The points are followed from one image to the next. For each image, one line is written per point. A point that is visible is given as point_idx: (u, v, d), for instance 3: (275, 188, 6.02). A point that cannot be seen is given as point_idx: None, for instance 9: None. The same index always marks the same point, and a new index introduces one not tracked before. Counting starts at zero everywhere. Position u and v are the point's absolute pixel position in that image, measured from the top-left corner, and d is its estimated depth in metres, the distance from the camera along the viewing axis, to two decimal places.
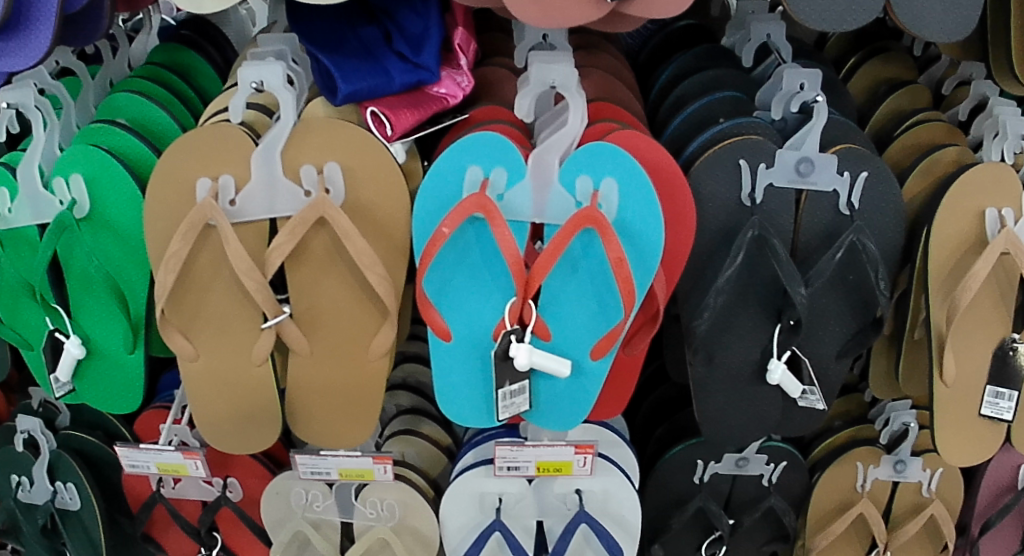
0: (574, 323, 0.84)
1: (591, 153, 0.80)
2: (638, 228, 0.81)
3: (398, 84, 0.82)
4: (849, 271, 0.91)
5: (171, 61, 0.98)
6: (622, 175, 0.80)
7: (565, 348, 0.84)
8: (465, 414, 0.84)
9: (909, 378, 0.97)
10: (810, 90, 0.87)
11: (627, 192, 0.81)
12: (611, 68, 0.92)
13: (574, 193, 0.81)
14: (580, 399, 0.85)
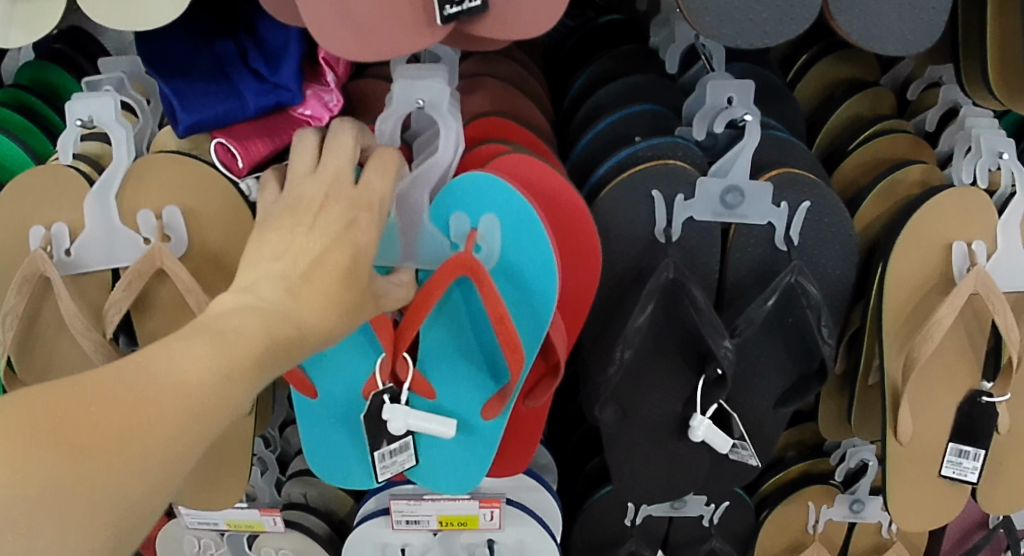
0: (458, 380, 0.75)
1: (467, 186, 0.68)
2: (528, 273, 0.70)
3: (252, 109, 0.71)
4: (785, 313, 0.78)
5: (36, 80, 0.88)
6: (505, 211, 0.68)
7: (450, 404, 0.75)
8: (341, 475, 0.77)
9: (863, 424, 0.86)
10: (738, 105, 0.75)
11: (512, 232, 0.69)
12: (514, 77, 0.81)
13: (449, 233, 0.70)
14: (470, 459, 0.76)
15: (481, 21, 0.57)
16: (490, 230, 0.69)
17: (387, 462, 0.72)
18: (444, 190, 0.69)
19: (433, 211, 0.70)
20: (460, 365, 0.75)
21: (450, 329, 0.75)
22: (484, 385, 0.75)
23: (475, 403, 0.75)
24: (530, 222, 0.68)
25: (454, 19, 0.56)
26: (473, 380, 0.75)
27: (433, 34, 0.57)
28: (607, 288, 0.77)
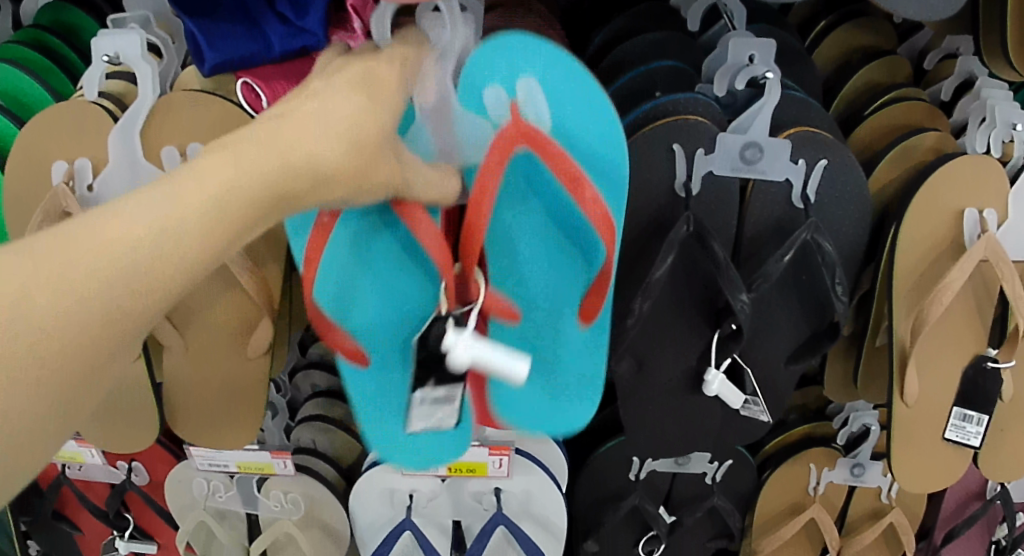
0: (536, 279, 0.69)
1: (501, 51, 0.62)
2: (590, 139, 0.64)
3: (277, 52, 0.71)
4: (800, 269, 0.81)
5: (56, 22, 0.88)
6: (546, 74, 0.63)
7: (533, 316, 0.70)
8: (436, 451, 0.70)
9: (868, 386, 0.88)
10: (759, 64, 0.75)
11: (560, 97, 0.63)
12: (534, 28, 0.81)
13: (488, 114, 0.62)
14: (578, 386, 0.70)
15: None
16: (534, 98, 0.63)
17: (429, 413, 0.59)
18: (467, 69, 0.61)
19: (465, 100, 0.62)
20: (529, 274, 0.69)
21: (523, 231, 0.68)
22: (570, 287, 0.69)
23: (568, 312, 0.69)
24: (581, 83, 0.64)
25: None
26: (558, 273, 0.69)
27: None
28: (625, 240, 0.78)
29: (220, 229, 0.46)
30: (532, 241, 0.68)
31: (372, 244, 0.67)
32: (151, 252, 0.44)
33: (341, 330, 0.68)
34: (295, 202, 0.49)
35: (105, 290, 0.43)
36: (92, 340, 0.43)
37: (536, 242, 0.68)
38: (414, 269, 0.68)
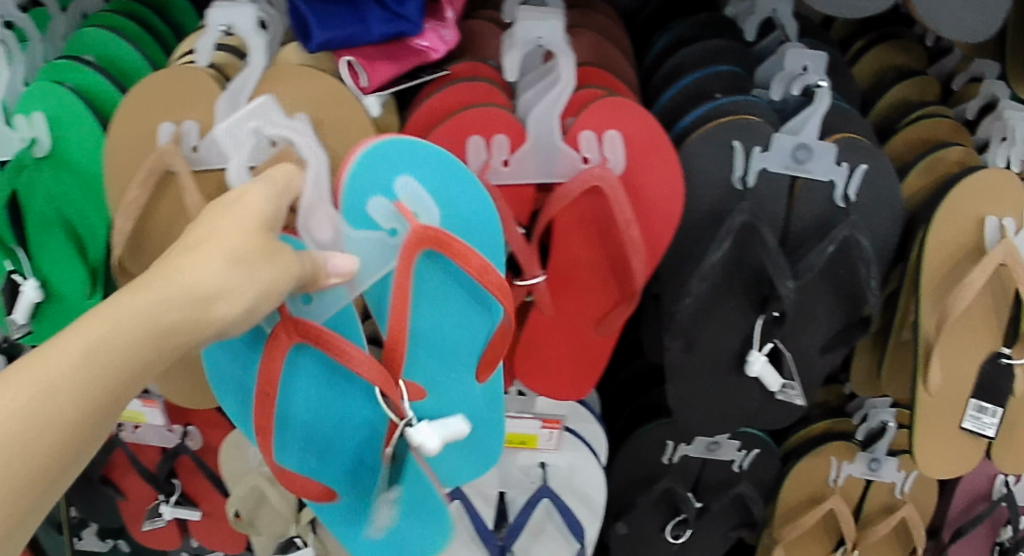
0: (452, 396, 0.75)
1: (369, 158, 0.67)
2: (476, 209, 0.71)
3: (375, 35, 0.76)
4: (839, 265, 0.87)
5: None
6: (400, 160, 0.68)
7: (451, 385, 0.75)
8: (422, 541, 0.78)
9: (892, 378, 0.95)
10: (813, 73, 0.83)
11: (428, 182, 0.69)
12: (602, 29, 0.86)
13: (379, 225, 0.68)
14: (485, 420, 0.79)
15: None
16: (416, 197, 0.69)
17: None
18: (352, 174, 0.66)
19: (350, 220, 0.67)
20: (438, 331, 0.74)
21: (419, 324, 0.73)
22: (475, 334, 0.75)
23: (468, 373, 0.76)
24: (453, 167, 0.70)
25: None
26: (467, 331, 0.74)
27: None
28: (682, 228, 0.84)
29: (99, 377, 0.48)
30: (427, 309, 0.73)
31: (298, 369, 0.71)
32: (40, 409, 0.46)
33: (314, 475, 0.74)
34: (182, 338, 0.51)
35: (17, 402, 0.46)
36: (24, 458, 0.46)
37: (430, 309, 0.73)
38: (350, 384, 0.73)
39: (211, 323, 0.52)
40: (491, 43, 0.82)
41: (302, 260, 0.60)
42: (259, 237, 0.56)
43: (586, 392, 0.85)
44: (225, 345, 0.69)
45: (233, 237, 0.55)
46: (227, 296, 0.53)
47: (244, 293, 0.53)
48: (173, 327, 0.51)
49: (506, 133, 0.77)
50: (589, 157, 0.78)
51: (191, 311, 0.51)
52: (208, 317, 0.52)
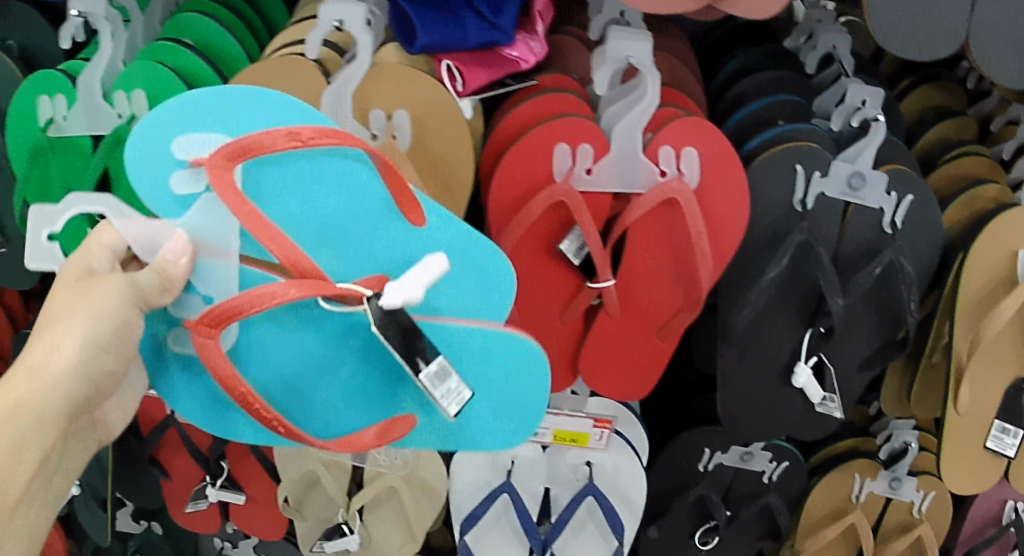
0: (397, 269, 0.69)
1: (141, 142, 0.64)
2: (154, 126, 0.65)
3: (472, 42, 0.80)
4: (881, 287, 0.93)
5: None
6: (175, 120, 0.65)
7: (372, 257, 0.69)
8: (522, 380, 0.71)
9: (921, 399, 1.01)
10: (871, 107, 0.88)
11: (178, 122, 0.65)
12: (678, 51, 0.90)
13: (177, 189, 0.64)
14: (475, 247, 0.71)
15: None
16: (195, 142, 0.65)
17: (446, 387, 0.65)
18: (139, 176, 0.64)
19: (166, 213, 0.65)
20: (339, 221, 0.68)
21: (303, 214, 0.67)
22: (368, 189, 0.69)
23: (397, 227, 0.69)
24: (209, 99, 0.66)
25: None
26: (363, 207, 0.68)
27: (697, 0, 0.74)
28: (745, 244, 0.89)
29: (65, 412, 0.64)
30: (295, 209, 0.67)
31: (255, 345, 0.69)
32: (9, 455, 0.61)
33: (349, 427, 0.71)
34: (36, 403, 0.62)
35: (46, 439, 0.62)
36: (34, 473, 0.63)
37: (297, 201, 0.67)
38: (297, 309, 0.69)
39: (57, 371, 0.63)
40: (576, 57, 0.86)
41: (121, 278, 0.63)
42: (86, 279, 0.65)
43: (646, 393, 0.90)
44: (155, 351, 0.68)
45: (76, 298, 0.64)
46: (56, 351, 0.63)
47: (72, 336, 0.62)
48: (29, 382, 0.62)
49: (592, 143, 0.82)
50: (667, 171, 0.83)
51: (29, 376, 0.62)
52: (59, 364, 0.63)
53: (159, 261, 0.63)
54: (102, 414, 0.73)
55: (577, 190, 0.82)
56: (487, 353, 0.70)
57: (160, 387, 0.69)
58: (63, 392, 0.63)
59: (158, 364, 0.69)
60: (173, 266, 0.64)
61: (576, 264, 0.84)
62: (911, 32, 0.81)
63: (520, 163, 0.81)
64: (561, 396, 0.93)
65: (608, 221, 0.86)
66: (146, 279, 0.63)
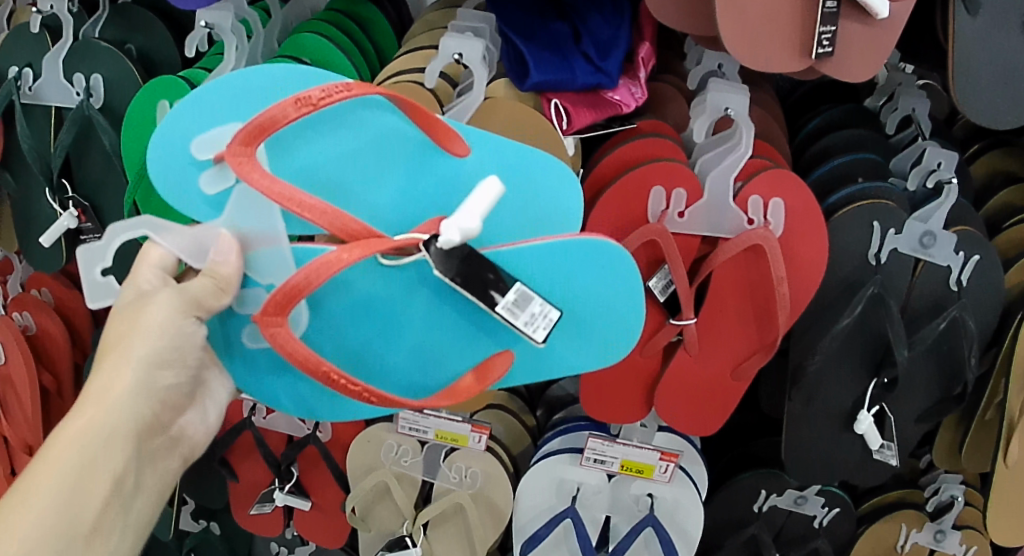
0: (442, 203, 0.71)
1: (161, 158, 0.67)
2: (166, 139, 0.67)
3: (579, 84, 0.83)
4: (943, 342, 0.96)
5: (349, 11, 0.96)
6: (180, 129, 0.67)
7: (418, 202, 0.71)
8: (599, 274, 0.72)
9: (972, 454, 1.04)
10: (946, 169, 0.91)
11: (190, 126, 0.68)
12: (767, 105, 0.94)
13: (207, 188, 0.67)
14: (516, 158, 0.72)
15: (830, 62, 0.76)
16: (209, 136, 0.67)
17: (528, 314, 0.68)
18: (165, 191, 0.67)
19: (200, 215, 0.68)
20: (374, 174, 0.71)
21: (343, 164, 0.70)
22: (401, 135, 0.71)
23: (439, 161, 0.71)
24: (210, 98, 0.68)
25: (822, 58, 0.75)
26: (400, 152, 0.71)
27: (799, 57, 0.75)
28: (820, 292, 0.93)
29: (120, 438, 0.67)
30: (332, 156, 0.70)
31: (326, 308, 0.72)
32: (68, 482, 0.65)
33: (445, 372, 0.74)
34: (102, 432, 0.66)
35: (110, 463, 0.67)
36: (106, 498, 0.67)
37: (334, 149, 0.70)
38: (352, 276, 0.71)
39: (116, 404, 0.67)
40: (672, 103, 0.90)
41: (172, 294, 0.68)
42: (136, 302, 0.68)
43: (717, 427, 0.95)
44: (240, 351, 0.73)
45: (123, 328, 0.67)
46: (113, 384, 0.67)
47: (128, 364, 0.67)
48: (98, 411, 0.66)
49: (686, 188, 0.85)
50: (754, 219, 0.87)
51: (95, 411, 0.66)
52: (118, 391, 0.67)
53: (211, 266, 0.67)
54: (180, 431, 0.74)
55: (670, 231, 0.86)
56: (569, 261, 0.71)
57: (263, 392, 0.74)
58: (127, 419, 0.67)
59: (247, 364, 0.73)
60: (224, 266, 0.67)
61: (662, 301, 0.89)
62: (995, 98, 0.78)
63: (618, 204, 0.85)
64: (631, 428, 0.95)
65: (694, 262, 0.90)
66: (202, 288, 0.67)
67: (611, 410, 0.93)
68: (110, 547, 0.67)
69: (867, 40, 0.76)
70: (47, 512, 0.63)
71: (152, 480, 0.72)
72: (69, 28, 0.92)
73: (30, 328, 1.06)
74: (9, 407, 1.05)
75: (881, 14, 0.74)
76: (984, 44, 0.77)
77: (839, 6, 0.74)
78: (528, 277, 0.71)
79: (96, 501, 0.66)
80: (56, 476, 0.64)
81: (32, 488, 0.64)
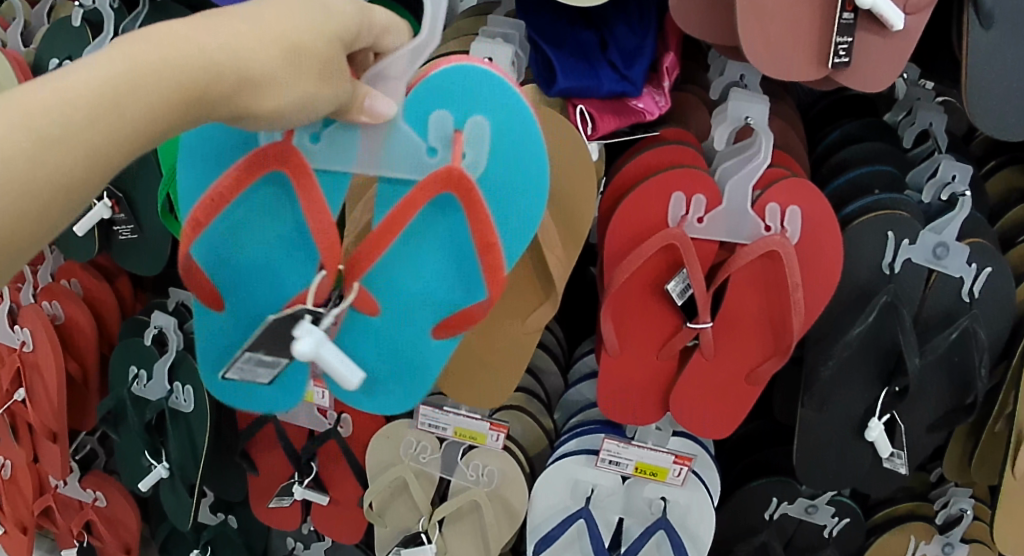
0: (407, 303, 0.76)
1: (466, 79, 0.68)
2: (494, 103, 0.69)
3: (605, 90, 0.85)
4: (955, 352, 0.97)
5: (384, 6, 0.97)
6: (492, 108, 0.69)
7: (390, 289, 0.75)
8: (278, 400, 0.78)
9: (981, 464, 1.06)
10: (960, 182, 0.94)
11: (496, 127, 0.70)
12: (787, 117, 0.97)
13: (426, 138, 0.69)
14: (413, 379, 0.78)
15: (846, 71, 0.79)
16: (478, 136, 0.70)
17: (246, 367, 0.63)
18: (437, 83, 0.68)
19: (409, 115, 0.68)
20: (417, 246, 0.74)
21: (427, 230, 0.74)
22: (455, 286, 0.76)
23: (422, 328, 0.77)
24: (527, 131, 0.71)
25: (838, 68, 0.78)
26: (439, 291, 0.76)
27: (816, 69, 0.78)
28: (833, 300, 0.95)
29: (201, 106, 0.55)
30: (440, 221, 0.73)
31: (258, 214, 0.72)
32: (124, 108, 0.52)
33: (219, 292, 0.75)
34: (207, 98, 0.54)
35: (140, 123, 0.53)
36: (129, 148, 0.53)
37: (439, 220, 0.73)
38: (287, 261, 0.73)
39: (248, 108, 0.56)
40: (694, 114, 0.93)
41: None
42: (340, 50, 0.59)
43: (731, 430, 0.96)
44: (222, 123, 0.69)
45: (316, 54, 0.57)
46: (267, 89, 0.56)
47: (285, 94, 0.57)
48: (228, 92, 0.55)
49: (705, 194, 0.87)
50: (771, 226, 0.88)
51: (230, 87, 0.55)
52: (252, 103, 0.56)
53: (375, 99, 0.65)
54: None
55: (689, 236, 0.88)
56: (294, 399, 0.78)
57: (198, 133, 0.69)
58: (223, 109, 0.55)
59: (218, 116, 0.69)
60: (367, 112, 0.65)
61: (680, 304, 0.90)
62: (1006, 110, 0.80)
63: (638, 208, 0.87)
64: (646, 430, 0.97)
65: (711, 268, 0.92)
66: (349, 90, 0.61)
67: (625, 410, 0.94)
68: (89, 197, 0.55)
69: (884, 51, 0.79)
70: (100, 134, 0.51)
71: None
72: (109, 23, 0.95)
73: (58, 317, 1.09)
74: (36, 393, 1.08)
75: (897, 25, 0.76)
76: (996, 57, 0.80)
77: (857, 18, 0.77)
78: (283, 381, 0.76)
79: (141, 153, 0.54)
80: (137, 102, 0.52)
81: (109, 93, 0.51)
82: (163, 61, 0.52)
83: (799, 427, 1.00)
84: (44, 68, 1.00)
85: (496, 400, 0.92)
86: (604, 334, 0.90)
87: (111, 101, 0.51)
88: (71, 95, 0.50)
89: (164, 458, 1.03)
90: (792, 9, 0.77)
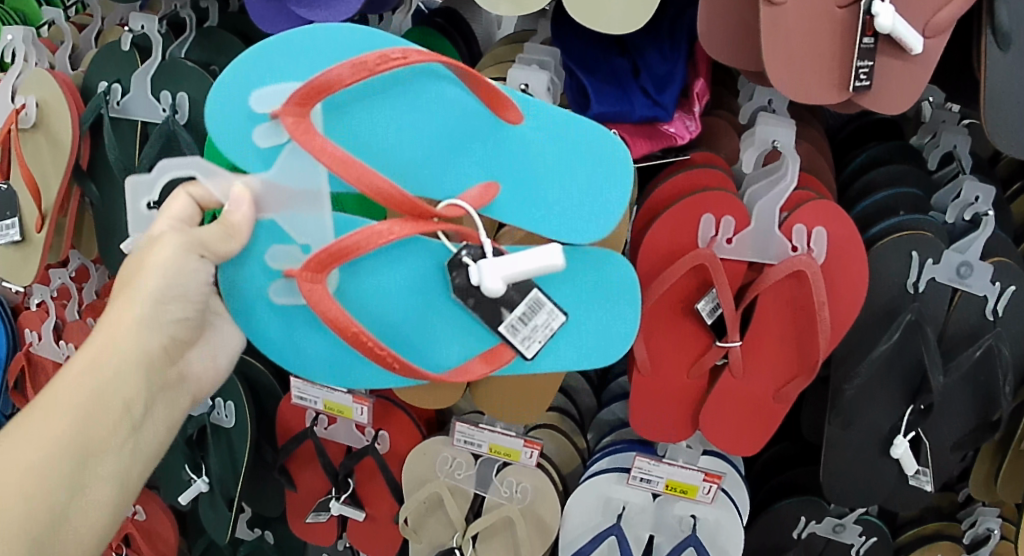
0: (496, 154, 0.76)
1: (214, 108, 0.70)
2: (225, 96, 0.70)
3: (637, 116, 0.88)
4: (979, 371, 0.99)
5: (423, 43, 0.99)
6: (239, 83, 0.70)
7: (473, 160, 0.76)
8: (601, 281, 0.80)
9: (1008, 483, 1.06)
10: (983, 203, 0.96)
11: (259, 75, 0.70)
12: (815, 142, 1.00)
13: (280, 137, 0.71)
14: (576, 144, 0.76)
15: (867, 95, 0.82)
16: (273, 93, 0.70)
17: (529, 329, 0.75)
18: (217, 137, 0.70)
19: (257, 170, 0.71)
20: (445, 170, 0.75)
21: (415, 156, 0.75)
22: (467, 108, 0.75)
23: (499, 131, 0.75)
24: (263, 59, 0.70)
25: (860, 91, 0.80)
26: (466, 112, 0.75)
27: (840, 96, 0.81)
28: (859, 320, 0.98)
29: (113, 355, 0.71)
30: (414, 151, 0.75)
31: (361, 289, 0.77)
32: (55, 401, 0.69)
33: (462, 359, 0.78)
34: (109, 345, 0.71)
35: (83, 396, 0.69)
36: (83, 423, 0.69)
37: (388, 127, 0.74)
38: (393, 266, 0.77)
39: (131, 321, 0.72)
40: (723, 138, 0.96)
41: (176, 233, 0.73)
42: (146, 251, 0.73)
43: (759, 446, 0.98)
44: (239, 292, 0.75)
45: (144, 267, 0.73)
46: (132, 307, 0.72)
47: (146, 291, 0.72)
48: (107, 342, 0.71)
49: (734, 216, 0.90)
50: (798, 246, 0.91)
51: (108, 330, 0.72)
52: (128, 320, 0.72)
53: (224, 214, 0.71)
54: (186, 367, 0.80)
55: (718, 257, 0.90)
56: (590, 258, 0.80)
57: (296, 355, 0.78)
58: (131, 340, 0.72)
59: (262, 310, 0.76)
60: (235, 215, 0.71)
61: (709, 324, 0.92)
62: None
63: (668, 231, 0.90)
64: (676, 447, 0.98)
65: (740, 287, 0.94)
66: (212, 230, 0.72)
67: (654, 427, 0.96)
68: (115, 468, 0.72)
69: (904, 75, 0.82)
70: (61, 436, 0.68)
71: (161, 414, 0.77)
72: (158, 47, 0.99)
73: None
74: None
75: (916, 48, 0.78)
76: (1012, 80, 0.83)
77: (877, 43, 0.80)
78: (574, 282, 0.80)
79: (109, 421, 0.70)
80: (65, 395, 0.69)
81: (40, 418, 0.68)
82: (64, 376, 0.70)
83: (827, 445, 1.01)
84: (92, 90, 1.03)
85: (539, 409, 0.93)
86: (636, 353, 0.92)
87: (53, 407, 0.68)
88: (24, 433, 0.67)
89: (203, 472, 1.05)
90: (814, 36, 0.80)
